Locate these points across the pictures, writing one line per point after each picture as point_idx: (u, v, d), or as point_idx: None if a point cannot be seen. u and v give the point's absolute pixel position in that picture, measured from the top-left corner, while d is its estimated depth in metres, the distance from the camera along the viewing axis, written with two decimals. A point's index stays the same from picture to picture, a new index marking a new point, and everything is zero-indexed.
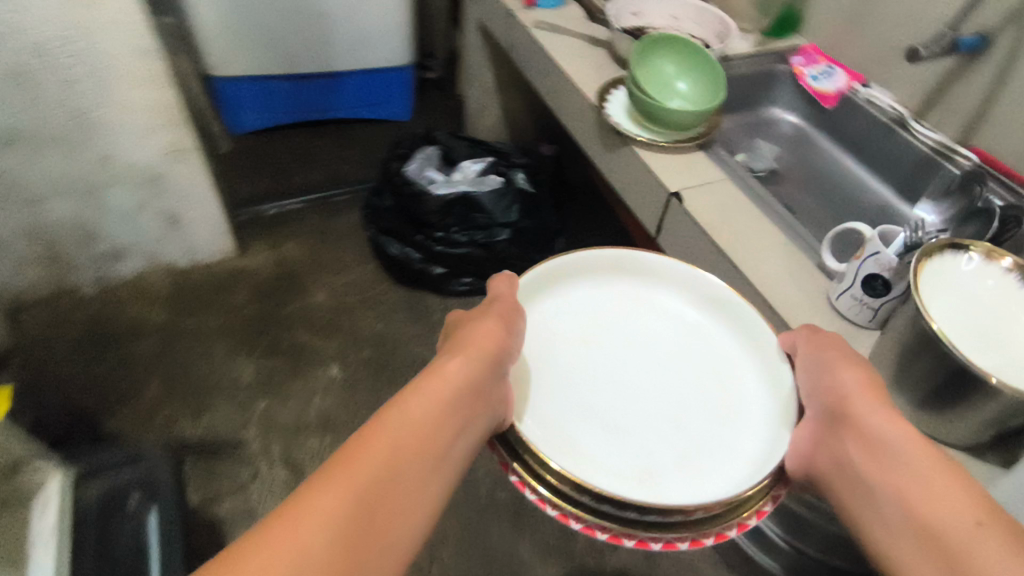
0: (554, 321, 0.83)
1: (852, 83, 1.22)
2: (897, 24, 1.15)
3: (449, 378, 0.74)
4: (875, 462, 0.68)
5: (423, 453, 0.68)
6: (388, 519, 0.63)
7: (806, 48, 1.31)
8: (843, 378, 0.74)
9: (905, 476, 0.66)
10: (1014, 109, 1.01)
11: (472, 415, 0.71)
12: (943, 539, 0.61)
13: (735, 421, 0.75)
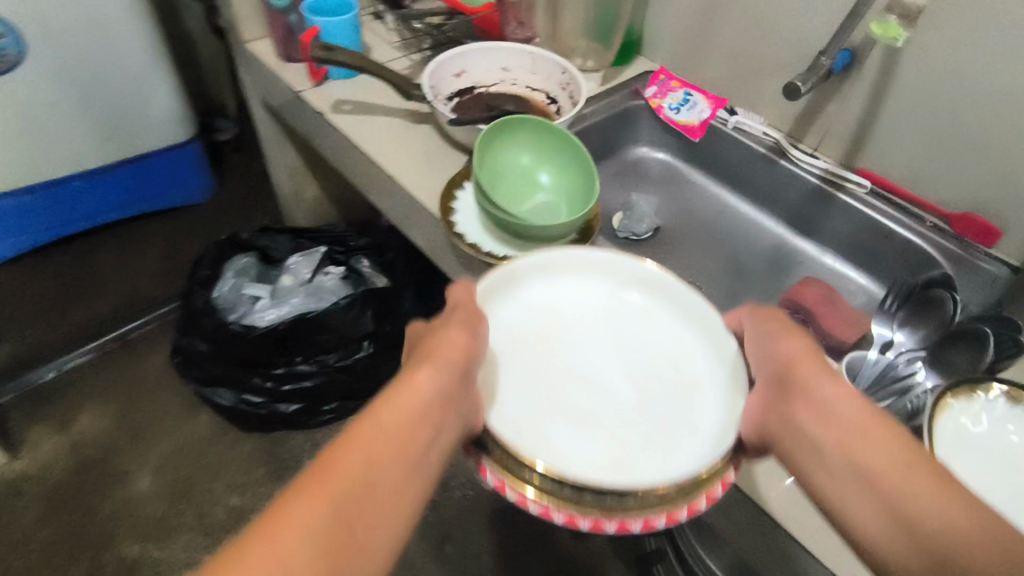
0: (514, 307, 0.70)
1: (716, 111, 1.07)
2: (749, 40, 1.01)
3: (416, 388, 0.55)
4: (822, 424, 0.54)
5: (390, 466, 0.51)
6: (347, 553, 0.46)
7: (656, 72, 1.14)
8: (781, 346, 0.60)
9: (860, 440, 0.52)
10: (897, 125, 0.90)
11: (444, 423, 0.54)
12: (908, 509, 0.48)
13: (698, 389, 0.65)
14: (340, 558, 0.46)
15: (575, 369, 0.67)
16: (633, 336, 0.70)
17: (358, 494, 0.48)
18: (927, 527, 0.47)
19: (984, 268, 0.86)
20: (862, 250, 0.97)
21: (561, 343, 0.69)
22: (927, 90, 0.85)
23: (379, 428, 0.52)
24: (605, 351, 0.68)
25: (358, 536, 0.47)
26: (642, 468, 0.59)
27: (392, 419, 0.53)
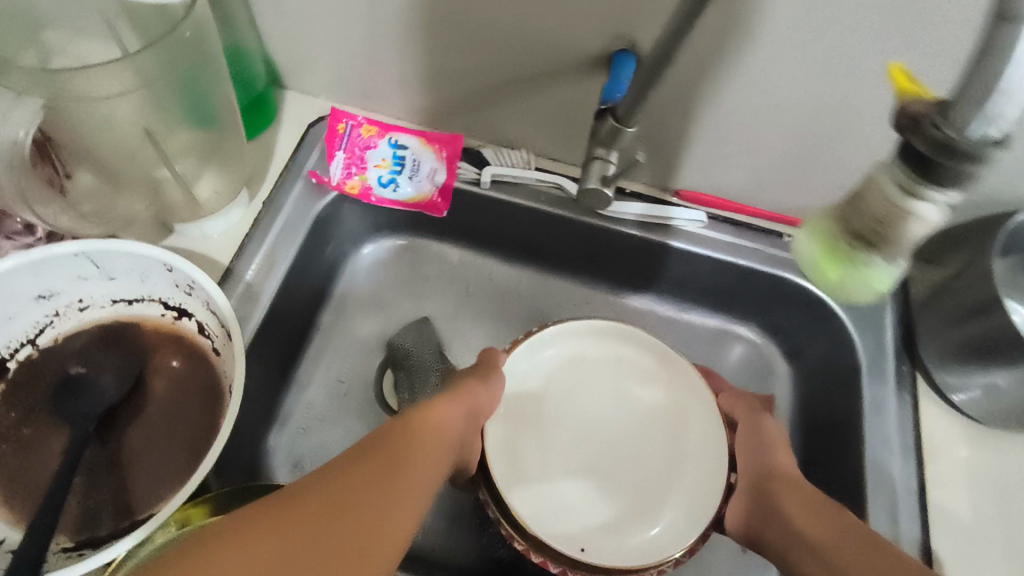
0: (541, 369, 0.64)
1: (455, 163, 0.66)
2: (461, 46, 0.57)
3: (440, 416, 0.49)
4: (790, 502, 0.51)
5: (402, 473, 0.42)
6: (342, 536, 0.36)
7: (332, 121, 0.66)
8: (763, 453, 0.57)
9: (812, 515, 0.49)
10: (723, 136, 0.58)
11: (445, 447, 0.48)
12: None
13: (660, 476, 0.61)
14: (334, 541, 0.36)
15: (556, 440, 0.62)
16: (610, 383, 0.64)
17: (359, 480, 0.40)
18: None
19: None
20: (719, 291, 0.70)
21: (567, 390, 0.64)
22: (761, 88, 0.53)
23: (411, 434, 0.46)
24: (602, 411, 0.63)
25: (348, 527, 0.37)
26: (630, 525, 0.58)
27: (393, 436, 0.45)
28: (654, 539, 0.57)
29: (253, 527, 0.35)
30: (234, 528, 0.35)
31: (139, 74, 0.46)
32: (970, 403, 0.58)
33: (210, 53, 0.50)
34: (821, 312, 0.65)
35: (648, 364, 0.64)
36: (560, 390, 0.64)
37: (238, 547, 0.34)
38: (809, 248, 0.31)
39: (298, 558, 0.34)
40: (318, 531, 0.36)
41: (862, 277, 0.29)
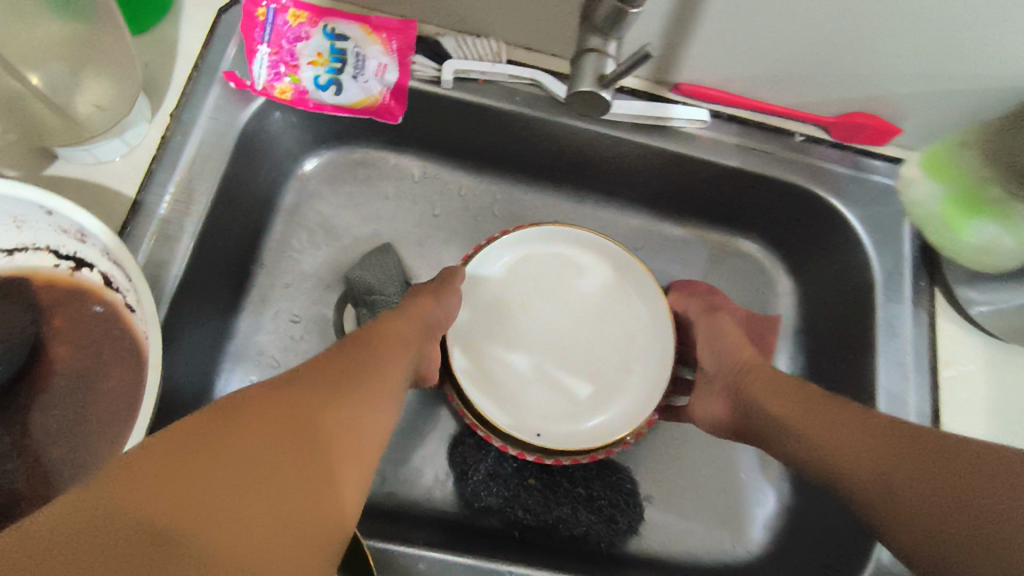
0: (508, 270, 0.58)
1: (409, 57, 0.54)
2: None
3: (393, 329, 0.44)
4: (761, 379, 0.48)
5: (382, 368, 0.39)
6: (345, 419, 0.34)
7: (247, 4, 0.52)
8: (728, 347, 0.53)
9: (775, 388, 0.47)
10: (741, 18, 0.48)
11: (414, 346, 0.45)
12: (835, 454, 0.39)
13: (600, 359, 0.56)
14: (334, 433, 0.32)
15: (517, 339, 0.56)
16: (566, 276, 0.58)
17: (346, 370, 0.37)
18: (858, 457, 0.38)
19: (880, 183, 0.57)
20: (717, 202, 0.62)
21: (533, 291, 0.58)
22: None
23: (379, 334, 0.43)
24: (558, 303, 0.58)
25: (346, 411, 0.34)
26: (580, 419, 0.54)
27: (358, 341, 0.41)
28: (596, 429, 0.54)
29: (253, 406, 0.31)
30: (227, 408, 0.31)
31: None
32: (990, 317, 0.54)
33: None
34: (834, 223, 0.58)
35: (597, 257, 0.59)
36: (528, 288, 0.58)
37: (247, 424, 0.30)
38: (939, 189, 0.52)
39: (310, 437, 0.31)
40: (321, 413, 0.33)
41: (984, 214, 0.49)
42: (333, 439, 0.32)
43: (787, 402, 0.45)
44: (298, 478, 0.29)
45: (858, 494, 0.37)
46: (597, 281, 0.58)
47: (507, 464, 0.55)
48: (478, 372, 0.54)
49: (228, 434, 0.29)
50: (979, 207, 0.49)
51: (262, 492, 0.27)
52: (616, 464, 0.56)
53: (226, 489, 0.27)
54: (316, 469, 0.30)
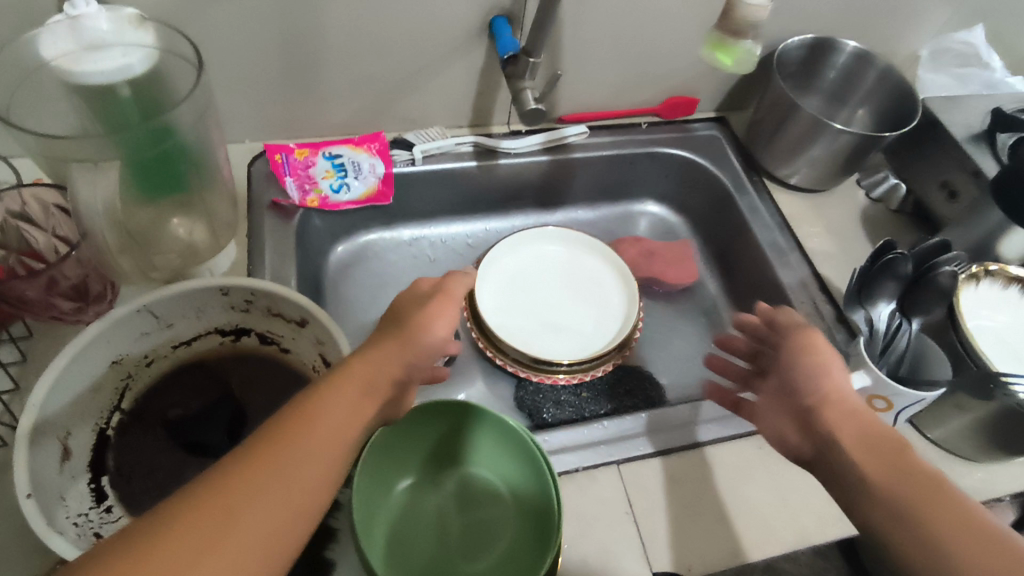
0: (505, 269, 0.81)
1: (389, 154, 0.77)
2: (370, 49, 0.70)
3: (348, 392, 0.42)
4: (801, 373, 0.55)
5: (315, 453, 0.38)
6: (246, 540, 0.34)
7: (268, 156, 0.75)
8: (813, 379, 0.54)
9: (810, 377, 0.54)
10: (584, 62, 0.79)
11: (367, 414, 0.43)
12: (886, 496, 0.45)
13: (587, 305, 0.80)
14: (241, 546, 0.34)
15: (528, 312, 0.79)
16: (544, 263, 0.83)
17: (270, 464, 0.37)
18: (915, 514, 0.43)
19: (704, 133, 0.88)
20: (617, 184, 0.90)
21: (526, 278, 0.81)
22: (602, 18, 0.74)
23: (328, 405, 0.41)
24: (545, 282, 0.82)
25: (253, 523, 0.35)
26: (592, 344, 0.77)
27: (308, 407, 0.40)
28: (604, 345, 0.76)
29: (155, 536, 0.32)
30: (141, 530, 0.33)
31: (107, 149, 0.55)
32: (801, 181, 0.84)
33: (207, 99, 0.61)
34: (688, 166, 0.87)
35: (563, 241, 0.84)
36: (524, 278, 0.81)
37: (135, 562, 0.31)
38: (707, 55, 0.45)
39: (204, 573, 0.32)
40: (224, 540, 0.33)
41: (740, 60, 0.44)
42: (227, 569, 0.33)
43: (831, 411, 0.51)
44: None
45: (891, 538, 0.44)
46: (567, 261, 0.83)
47: (561, 391, 0.74)
48: (512, 338, 0.75)
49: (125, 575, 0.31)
50: (727, 52, 0.44)
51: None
52: (633, 365, 0.78)
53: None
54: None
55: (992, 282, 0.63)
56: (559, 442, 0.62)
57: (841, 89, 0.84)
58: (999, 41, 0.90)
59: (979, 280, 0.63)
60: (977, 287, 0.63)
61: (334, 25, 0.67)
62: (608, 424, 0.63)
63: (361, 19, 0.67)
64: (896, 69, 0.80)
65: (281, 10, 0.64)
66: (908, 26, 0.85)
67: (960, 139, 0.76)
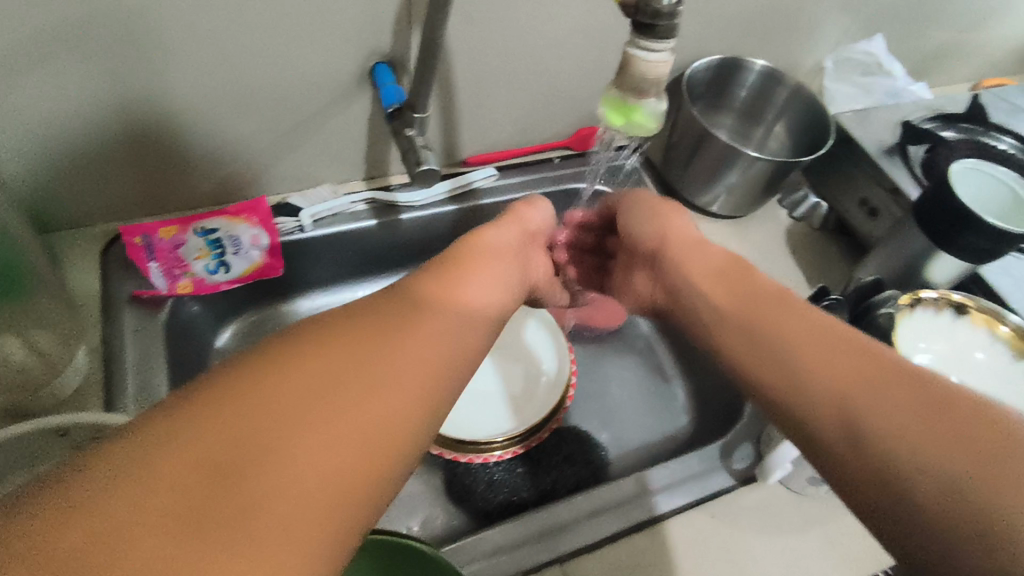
0: None
1: (272, 222, 0.67)
2: (231, 110, 0.61)
3: (470, 287, 0.42)
4: (681, 253, 0.56)
5: (408, 376, 0.33)
6: (390, 394, 0.32)
7: (126, 240, 0.63)
8: (648, 227, 0.61)
9: (697, 253, 0.55)
10: (483, 105, 0.72)
11: (461, 343, 0.38)
12: (761, 338, 0.44)
13: (515, 364, 0.74)
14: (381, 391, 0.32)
15: None
16: None
17: (404, 333, 0.35)
18: (795, 359, 0.41)
19: (619, 163, 0.83)
20: None
21: None
22: (495, 59, 0.67)
23: (461, 302, 0.40)
24: None
25: (385, 408, 0.32)
26: (525, 411, 0.70)
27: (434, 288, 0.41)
28: (537, 410, 0.70)
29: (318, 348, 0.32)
30: (207, 396, 0.28)
31: None
32: (723, 208, 0.80)
33: None
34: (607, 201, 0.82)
35: None
36: None
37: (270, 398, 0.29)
38: (609, 118, 0.41)
39: (324, 452, 0.28)
40: (361, 417, 0.30)
41: (643, 121, 0.40)
42: (318, 471, 0.28)
43: (706, 281, 0.52)
44: (266, 522, 0.26)
45: (758, 378, 0.43)
46: None
47: (494, 469, 0.67)
48: None
49: (199, 451, 0.26)
50: (631, 113, 0.39)
51: (215, 539, 0.24)
52: (568, 428, 0.72)
53: (227, 507, 0.25)
54: (359, 434, 0.30)
55: (921, 310, 0.61)
56: (491, 543, 0.55)
57: (753, 108, 0.81)
58: (893, 47, 0.90)
59: (909, 310, 0.60)
60: (908, 320, 0.60)
61: (179, 90, 0.57)
62: (535, 515, 0.57)
63: (214, 78, 0.57)
64: (805, 87, 0.77)
65: (107, 77, 0.54)
66: (810, 38, 0.83)
67: (873, 155, 0.74)
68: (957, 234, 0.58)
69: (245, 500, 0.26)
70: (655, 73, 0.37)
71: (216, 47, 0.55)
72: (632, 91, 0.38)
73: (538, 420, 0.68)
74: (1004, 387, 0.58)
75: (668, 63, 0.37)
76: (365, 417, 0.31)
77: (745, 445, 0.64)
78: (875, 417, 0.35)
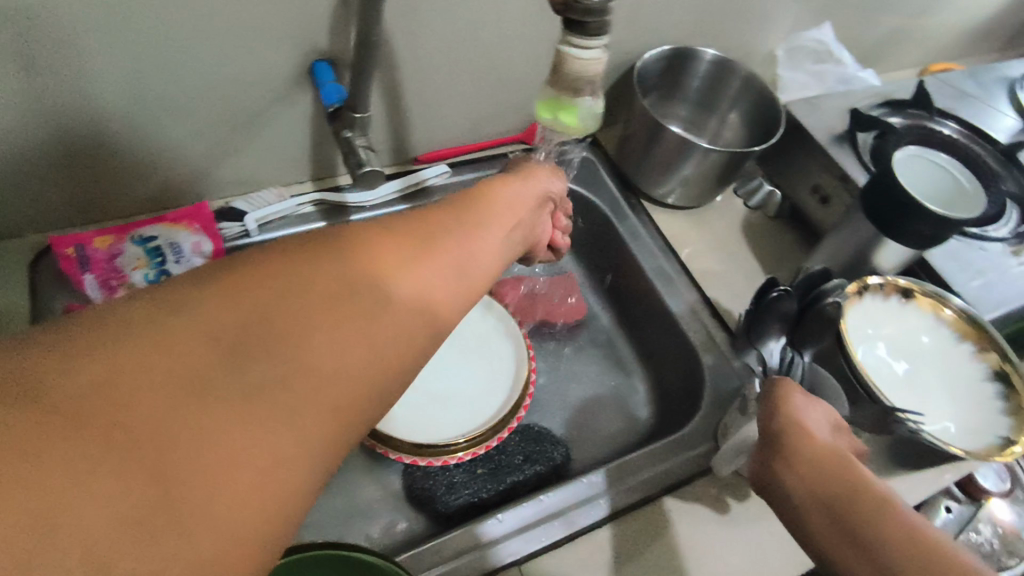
0: None
1: (215, 226, 0.65)
2: (163, 113, 0.58)
3: (453, 235, 0.36)
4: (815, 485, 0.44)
5: (368, 331, 0.30)
6: (328, 373, 0.28)
7: (57, 250, 0.60)
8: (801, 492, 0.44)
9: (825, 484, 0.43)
10: (432, 102, 0.70)
11: (445, 291, 0.33)
12: None
13: (475, 365, 0.73)
14: (317, 369, 0.27)
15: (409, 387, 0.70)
16: None
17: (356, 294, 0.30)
18: None
19: (575, 156, 0.82)
20: None
21: None
22: (441, 54, 0.65)
23: (437, 254, 0.34)
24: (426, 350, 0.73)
25: (319, 391, 0.27)
26: (485, 410, 0.69)
27: (407, 232, 0.34)
28: (497, 409, 0.69)
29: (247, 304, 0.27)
30: (107, 353, 0.24)
31: None
32: (679, 199, 0.80)
33: None
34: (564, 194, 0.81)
35: None
36: None
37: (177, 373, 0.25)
38: (546, 117, 0.40)
39: (237, 444, 0.25)
40: (286, 401, 0.26)
41: (581, 119, 0.39)
42: (259, 446, 0.25)
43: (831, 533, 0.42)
44: (194, 502, 0.23)
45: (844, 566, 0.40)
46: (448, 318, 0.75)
47: (454, 471, 0.66)
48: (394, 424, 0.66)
49: (121, 397, 0.23)
50: (566, 110, 0.38)
51: (120, 540, 0.21)
52: (528, 426, 0.72)
53: (112, 503, 0.22)
54: (282, 421, 0.26)
55: (869, 297, 0.61)
56: (452, 549, 0.54)
57: (706, 97, 0.81)
58: (843, 33, 0.91)
59: (857, 298, 0.61)
60: (856, 307, 0.61)
61: (105, 94, 0.54)
62: (523, 507, 0.57)
63: (143, 81, 0.55)
64: (757, 75, 0.77)
65: (23, 82, 0.51)
66: (760, 26, 0.83)
67: (824, 143, 0.75)
68: (902, 222, 0.58)
69: (134, 495, 0.22)
70: (588, 69, 0.36)
71: (143, 49, 0.53)
72: (567, 88, 0.37)
73: (498, 419, 0.68)
74: (948, 371, 0.60)
75: (602, 58, 0.36)
76: (293, 400, 0.27)
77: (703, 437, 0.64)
78: (892, 547, 0.39)
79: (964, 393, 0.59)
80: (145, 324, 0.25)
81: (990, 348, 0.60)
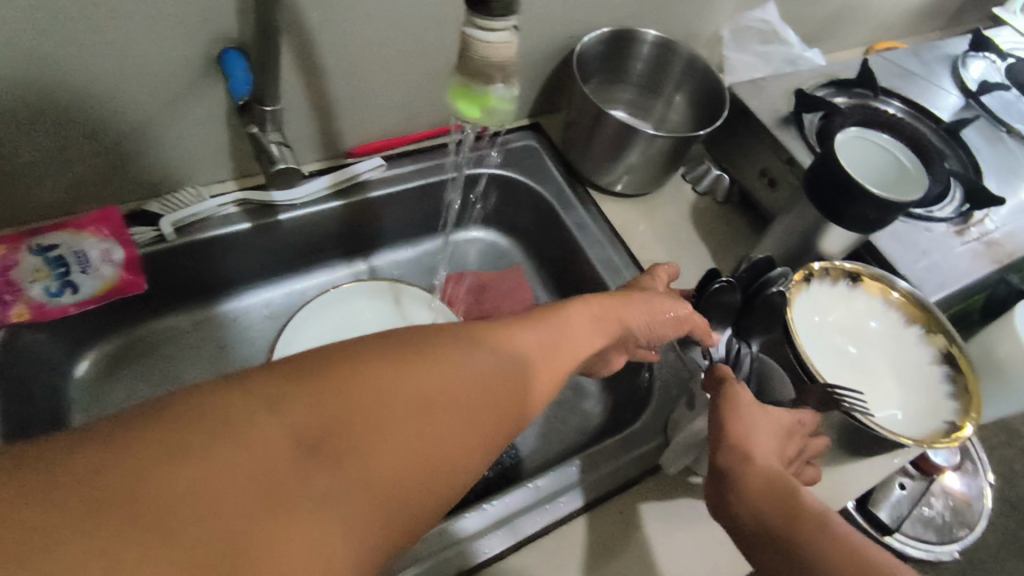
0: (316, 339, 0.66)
1: (125, 231, 0.60)
2: (57, 112, 0.52)
3: (519, 340, 0.37)
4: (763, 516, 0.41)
5: (441, 448, 0.29)
6: (405, 483, 0.28)
7: None
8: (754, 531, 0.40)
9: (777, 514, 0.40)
10: (359, 91, 0.66)
11: (508, 403, 0.33)
12: None
13: None
14: (394, 482, 0.27)
15: None
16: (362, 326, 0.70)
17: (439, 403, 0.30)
18: None
19: (519, 145, 0.79)
20: (433, 216, 0.78)
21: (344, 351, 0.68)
22: (365, 40, 0.61)
23: (510, 365, 0.35)
24: None
25: (388, 502, 0.27)
26: None
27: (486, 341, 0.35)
28: None
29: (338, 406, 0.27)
30: (194, 448, 0.24)
31: None
32: (627, 186, 0.78)
33: None
34: (510, 185, 0.78)
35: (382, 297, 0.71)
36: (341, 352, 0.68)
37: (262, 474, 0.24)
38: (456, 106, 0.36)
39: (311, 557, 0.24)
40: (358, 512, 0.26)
41: (494, 110, 0.36)
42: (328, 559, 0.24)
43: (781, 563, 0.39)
44: None
45: None
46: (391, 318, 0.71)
47: None
48: None
49: (203, 491, 0.23)
50: (479, 100, 0.35)
51: None
52: None
53: None
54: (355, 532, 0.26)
55: (818, 284, 0.60)
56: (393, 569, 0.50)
57: (651, 81, 0.79)
58: (788, 13, 0.89)
59: (806, 284, 0.60)
60: (805, 295, 0.59)
61: None
62: (488, 506, 0.54)
63: (23, 75, 0.49)
64: (701, 57, 0.75)
65: None
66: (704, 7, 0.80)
67: (769, 126, 0.73)
68: (845, 206, 0.57)
69: None
70: (497, 55, 0.33)
71: (18, 38, 0.47)
72: (477, 76, 0.34)
73: None
74: (896, 357, 0.59)
75: (511, 43, 0.33)
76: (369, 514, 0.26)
77: (655, 433, 0.62)
78: None
79: (912, 379, 0.58)
80: (230, 417, 0.25)
81: (937, 331, 0.59)
